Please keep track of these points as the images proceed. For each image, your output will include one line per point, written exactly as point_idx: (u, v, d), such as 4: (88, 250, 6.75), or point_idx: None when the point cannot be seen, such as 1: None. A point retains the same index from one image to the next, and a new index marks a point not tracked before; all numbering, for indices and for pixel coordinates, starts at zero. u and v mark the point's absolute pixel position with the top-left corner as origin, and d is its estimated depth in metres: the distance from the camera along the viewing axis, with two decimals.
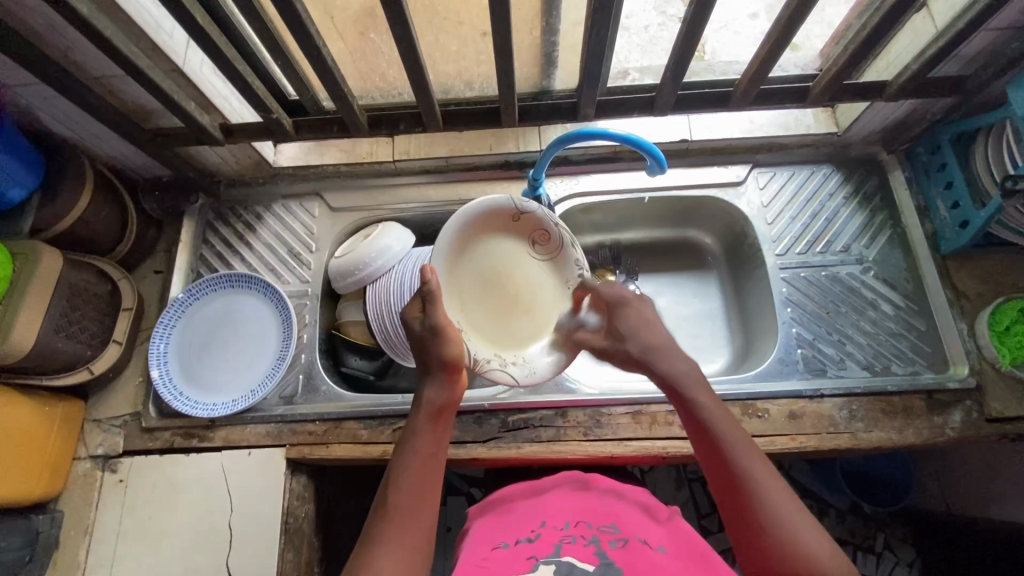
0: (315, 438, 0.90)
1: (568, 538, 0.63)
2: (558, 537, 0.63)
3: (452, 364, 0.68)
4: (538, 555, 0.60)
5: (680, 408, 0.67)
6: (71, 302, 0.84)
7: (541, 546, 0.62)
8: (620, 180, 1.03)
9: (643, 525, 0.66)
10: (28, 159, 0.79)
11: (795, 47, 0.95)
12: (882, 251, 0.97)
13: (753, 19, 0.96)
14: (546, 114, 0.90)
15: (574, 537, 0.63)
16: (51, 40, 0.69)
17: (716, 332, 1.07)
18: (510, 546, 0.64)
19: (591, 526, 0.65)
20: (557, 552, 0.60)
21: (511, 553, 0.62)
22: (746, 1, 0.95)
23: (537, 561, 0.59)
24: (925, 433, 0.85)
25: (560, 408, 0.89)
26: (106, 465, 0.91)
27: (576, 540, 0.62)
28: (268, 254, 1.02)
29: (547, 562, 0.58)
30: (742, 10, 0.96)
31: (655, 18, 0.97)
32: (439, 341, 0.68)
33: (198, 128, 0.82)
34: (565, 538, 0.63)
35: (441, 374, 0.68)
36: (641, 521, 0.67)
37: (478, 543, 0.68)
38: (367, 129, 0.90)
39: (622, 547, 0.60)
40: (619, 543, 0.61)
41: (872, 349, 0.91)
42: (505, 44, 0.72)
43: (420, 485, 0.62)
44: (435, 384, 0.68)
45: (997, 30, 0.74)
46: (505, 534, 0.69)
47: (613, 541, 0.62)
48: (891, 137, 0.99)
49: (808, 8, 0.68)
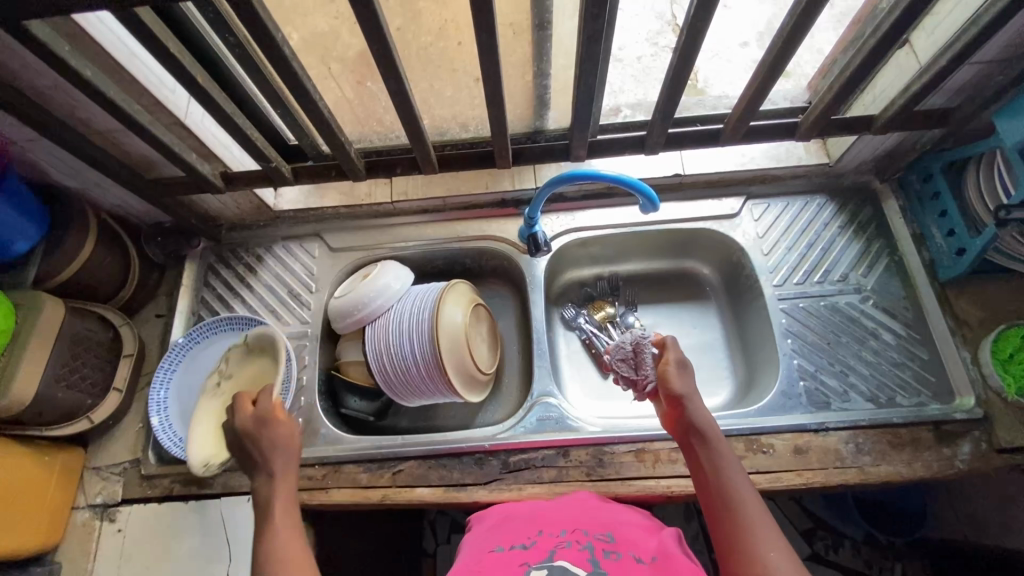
0: (315, 482, 0.89)
1: (562, 544, 0.61)
2: (554, 543, 0.62)
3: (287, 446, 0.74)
4: (531, 560, 0.59)
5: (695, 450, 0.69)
6: (73, 351, 0.84)
7: (536, 551, 0.61)
8: (613, 216, 1.04)
9: (633, 536, 0.65)
10: (29, 210, 0.80)
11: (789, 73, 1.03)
12: (880, 280, 0.97)
13: (744, 47, 1.08)
14: (539, 155, 0.90)
15: (569, 542, 0.62)
16: (56, 99, 0.71)
17: (717, 363, 1.05)
18: (505, 548, 0.63)
19: (586, 533, 0.64)
20: (550, 557, 0.59)
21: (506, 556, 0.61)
22: (737, 33, 1.08)
23: (530, 567, 0.58)
24: (934, 466, 0.83)
25: (562, 447, 0.88)
26: (104, 514, 0.90)
27: (569, 546, 0.61)
28: (269, 297, 1.03)
29: (540, 567, 0.57)
30: (733, 41, 1.08)
31: (647, 49, 1.08)
32: (269, 428, 0.74)
33: (199, 178, 0.83)
34: (558, 544, 0.62)
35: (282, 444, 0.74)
36: (636, 534, 0.66)
37: (472, 550, 0.66)
38: (364, 174, 0.89)
39: (612, 559, 0.59)
40: (613, 554, 0.60)
41: (875, 380, 0.90)
42: (496, 92, 0.72)
43: (286, 519, 0.69)
44: (279, 460, 0.73)
45: (981, 63, 0.75)
46: (500, 538, 0.67)
47: (604, 550, 0.61)
48: (883, 166, 1.00)
49: (791, 52, 0.70)
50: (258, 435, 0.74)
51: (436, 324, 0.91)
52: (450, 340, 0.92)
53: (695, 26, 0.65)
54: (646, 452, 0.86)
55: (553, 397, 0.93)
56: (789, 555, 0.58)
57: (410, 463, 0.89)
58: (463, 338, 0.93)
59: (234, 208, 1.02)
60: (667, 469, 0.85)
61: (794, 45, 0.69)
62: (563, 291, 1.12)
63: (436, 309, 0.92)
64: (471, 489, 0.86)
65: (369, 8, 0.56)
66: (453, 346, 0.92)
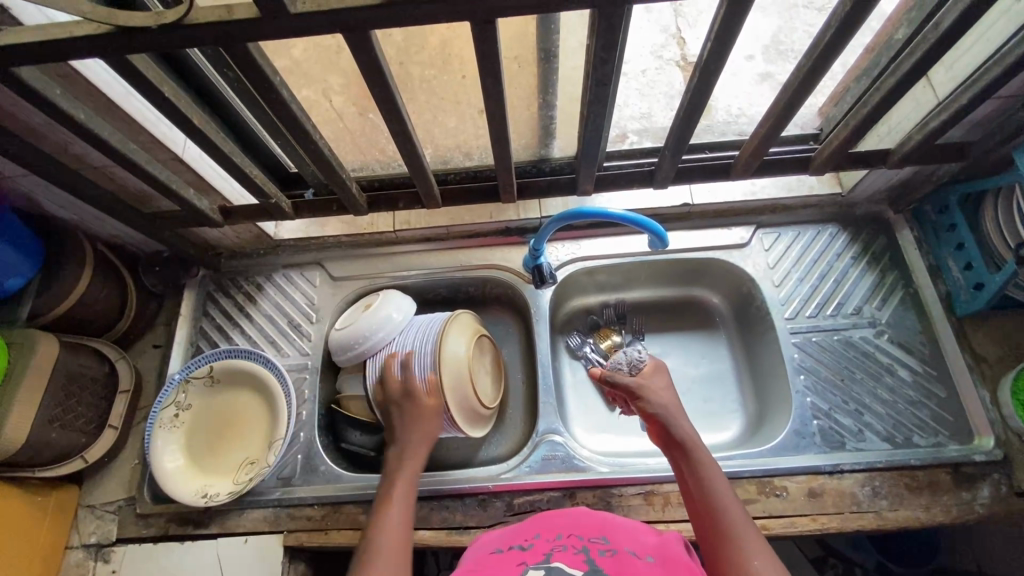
0: (314, 523, 0.87)
1: (559, 547, 0.58)
2: (550, 545, 0.59)
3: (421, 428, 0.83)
4: (528, 561, 0.56)
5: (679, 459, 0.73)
6: (67, 390, 0.82)
7: (533, 552, 0.57)
8: (619, 245, 1.02)
9: (634, 535, 0.61)
10: (25, 247, 0.79)
11: None
12: (895, 314, 0.94)
13: (749, 61, 1.06)
14: (544, 189, 0.85)
15: (566, 543, 0.58)
16: (51, 137, 0.69)
17: (727, 396, 1.02)
18: (504, 551, 0.59)
19: (583, 534, 0.61)
20: (547, 558, 0.55)
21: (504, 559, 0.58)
22: (742, 46, 1.06)
23: (527, 567, 0.55)
24: (953, 511, 0.81)
25: (568, 489, 0.85)
26: (98, 554, 0.88)
27: (566, 548, 0.57)
28: (268, 328, 1.01)
29: (536, 569, 0.54)
30: (738, 53, 1.06)
31: (651, 62, 1.06)
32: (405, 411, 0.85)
33: (197, 213, 0.81)
34: (556, 546, 0.58)
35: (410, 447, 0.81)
36: (637, 534, 0.62)
37: (471, 555, 0.63)
38: (366, 209, 0.87)
39: (610, 557, 0.56)
40: (609, 552, 0.56)
41: (891, 419, 0.88)
42: (501, 133, 0.67)
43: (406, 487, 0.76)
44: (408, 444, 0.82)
45: (1004, 98, 0.72)
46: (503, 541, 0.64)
47: (602, 550, 0.57)
48: (897, 196, 0.97)
49: (806, 94, 0.67)
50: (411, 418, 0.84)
51: (439, 357, 0.88)
52: (453, 372, 0.89)
53: (708, 69, 0.62)
54: (654, 495, 0.84)
55: (559, 434, 0.90)
56: (773, 562, 0.59)
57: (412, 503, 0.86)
58: (466, 371, 0.90)
59: (233, 238, 1.01)
60: (676, 513, 0.82)
61: (808, 88, 0.66)
62: (568, 319, 1.10)
63: (438, 340, 0.89)
64: (474, 532, 0.83)
65: (370, 55, 0.54)
66: (456, 378, 0.89)
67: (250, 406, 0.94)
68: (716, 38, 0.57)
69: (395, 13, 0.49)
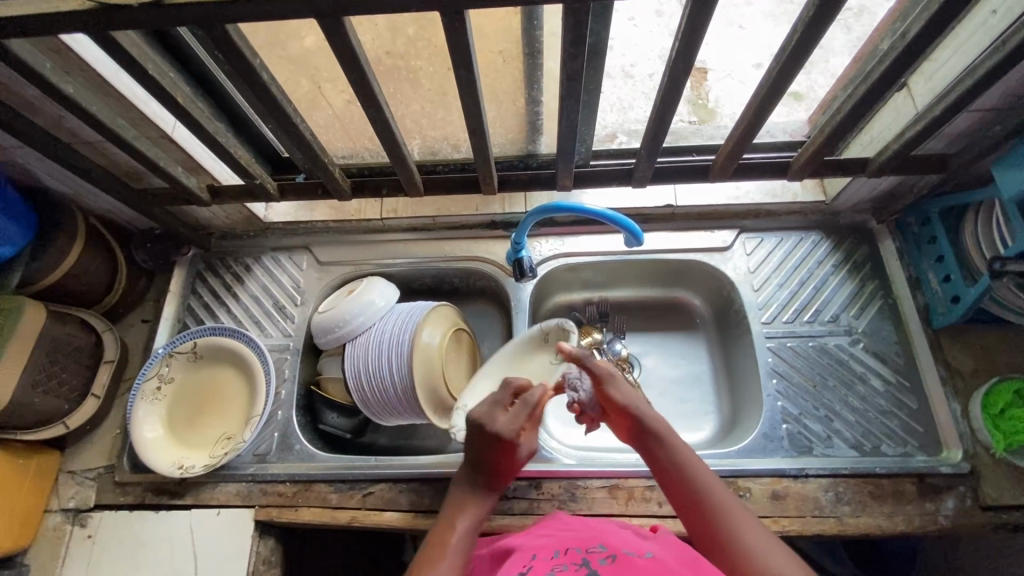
0: (285, 500, 0.88)
1: (559, 565, 0.55)
2: (550, 565, 0.55)
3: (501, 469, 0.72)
4: None
5: (646, 445, 0.71)
6: (52, 357, 0.85)
7: (536, 573, 0.54)
8: (602, 243, 1.03)
9: (628, 542, 0.61)
10: (18, 216, 0.81)
11: (799, 95, 1.00)
12: (872, 323, 0.94)
13: (757, 69, 1.05)
14: (524, 182, 0.88)
15: (566, 561, 0.55)
16: (44, 110, 0.71)
17: (703, 398, 1.03)
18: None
19: (578, 549, 0.58)
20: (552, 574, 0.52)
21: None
22: (748, 55, 1.06)
23: None
24: (915, 520, 0.81)
25: (535, 479, 0.86)
26: (76, 519, 0.90)
27: (567, 565, 0.54)
28: (254, 307, 1.03)
29: None
30: (745, 61, 1.06)
31: (658, 66, 1.05)
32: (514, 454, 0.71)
33: (184, 190, 0.83)
34: (556, 565, 0.55)
35: (496, 477, 0.72)
36: (624, 539, 0.61)
37: None
38: (350, 194, 0.89)
39: (612, 562, 0.55)
40: (609, 559, 0.55)
41: (861, 427, 0.88)
42: (477, 124, 0.69)
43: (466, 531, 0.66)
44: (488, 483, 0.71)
45: (981, 111, 0.72)
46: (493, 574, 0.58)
47: (602, 558, 0.56)
48: (881, 207, 0.98)
49: (777, 97, 0.67)
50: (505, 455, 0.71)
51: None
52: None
53: (677, 67, 0.63)
54: (619, 489, 0.85)
55: None
56: (765, 534, 0.59)
57: (381, 485, 0.88)
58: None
59: (224, 218, 1.03)
60: (639, 509, 0.83)
61: (778, 93, 0.67)
62: (551, 315, 1.11)
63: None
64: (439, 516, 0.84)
65: (343, 41, 0.55)
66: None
67: (232, 383, 0.96)
68: (684, 38, 0.59)
69: (366, 2, 0.50)
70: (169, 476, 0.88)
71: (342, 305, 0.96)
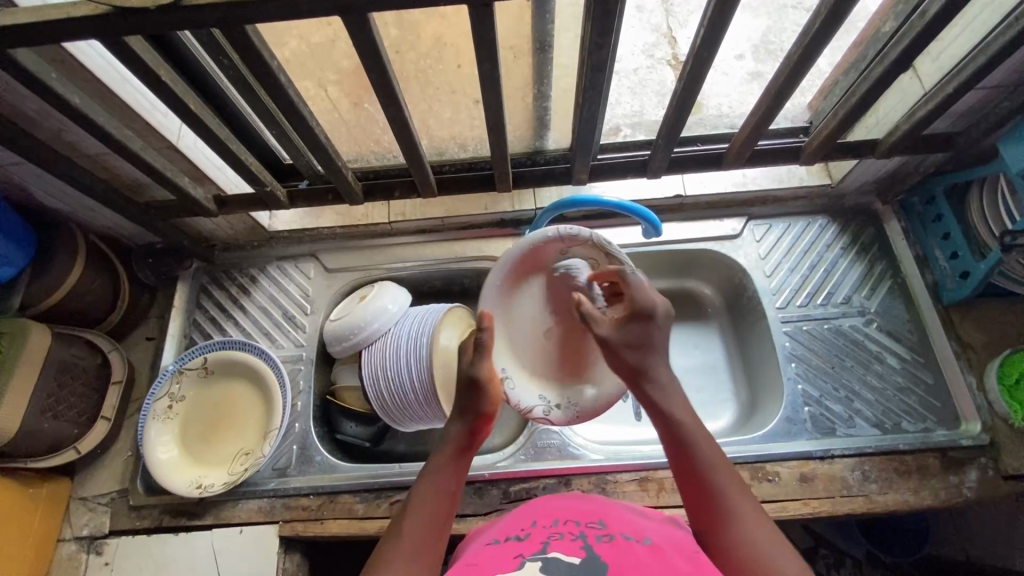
0: (309, 513, 0.87)
1: (556, 535, 0.57)
2: (547, 534, 0.57)
3: (483, 414, 0.69)
4: (524, 552, 0.54)
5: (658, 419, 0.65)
6: (60, 380, 0.82)
7: (530, 543, 0.56)
8: (614, 236, 1.03)
9: (633, 520, 0.61)
10: (17, 236, 0.78)
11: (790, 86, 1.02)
12: (883, 302, 0.96)
13: (739, 59, 1.06)
14: (539, 177, 0.89)
15: (563, 533, 0.57)
16: (45, 124, 0.69)
17: (720, 385, 1.03)
18: (500, 542, 0.58)
19: (578, 522, 0.59)
20: (545, 548, 0.54)
21: (500, 550, 0.56)
22: (733, 44, 1.06)
23: (524, 559, 0.52)
24: (941, 494, 0.82)
25: (563, 476, 0.86)
26: (91, 547, 0.87)
27: (563, 536, 0.56)
28: (263, 319, 1.01)
29: (533, 560, 0.52)
30: (730, 53, 1.06)
31: (644, 62, 1.06)
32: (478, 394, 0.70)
33: (191, 201, 0.81)
34: (553, 534, 0.57)
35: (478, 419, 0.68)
36: (628, 518, 0.61)
37: (467, 549, 0.61)
38: (363, 198, 0.87)
39: (608, 544, 0.55)
40: (606, 538, 0.55)
41: (881, 406, 0.89)
42: (497, 120, 0.68)
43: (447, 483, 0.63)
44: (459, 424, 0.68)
45: (988, 88, 0.74)
46: (496, 533, 0.62)
47: (599, 536, 0.56)
48: (885, 188, 0.99)
49: (795, 82, 0.68)
50: (473, 396, 0.70)
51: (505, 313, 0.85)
52: (517, 331, 0.85)
53: (699, 58, 0.63)
54: (649, 481, 0.84)
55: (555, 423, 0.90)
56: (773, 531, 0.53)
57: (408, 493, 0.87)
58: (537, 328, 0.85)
59: (228, 230, 1.00)
60: (670, 499, 0.83)
61: (795, 78, 0.67)
62: None
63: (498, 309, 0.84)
64: (470, 520, 0.83)
65: (366, 39, 0.54)
66: (519, 343, 0.85)
67: (245, 396, 0.93)
68: (708, 24, 0.58)
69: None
70: (187, 497, 0.85)
71: (355, 311, 0.94)
